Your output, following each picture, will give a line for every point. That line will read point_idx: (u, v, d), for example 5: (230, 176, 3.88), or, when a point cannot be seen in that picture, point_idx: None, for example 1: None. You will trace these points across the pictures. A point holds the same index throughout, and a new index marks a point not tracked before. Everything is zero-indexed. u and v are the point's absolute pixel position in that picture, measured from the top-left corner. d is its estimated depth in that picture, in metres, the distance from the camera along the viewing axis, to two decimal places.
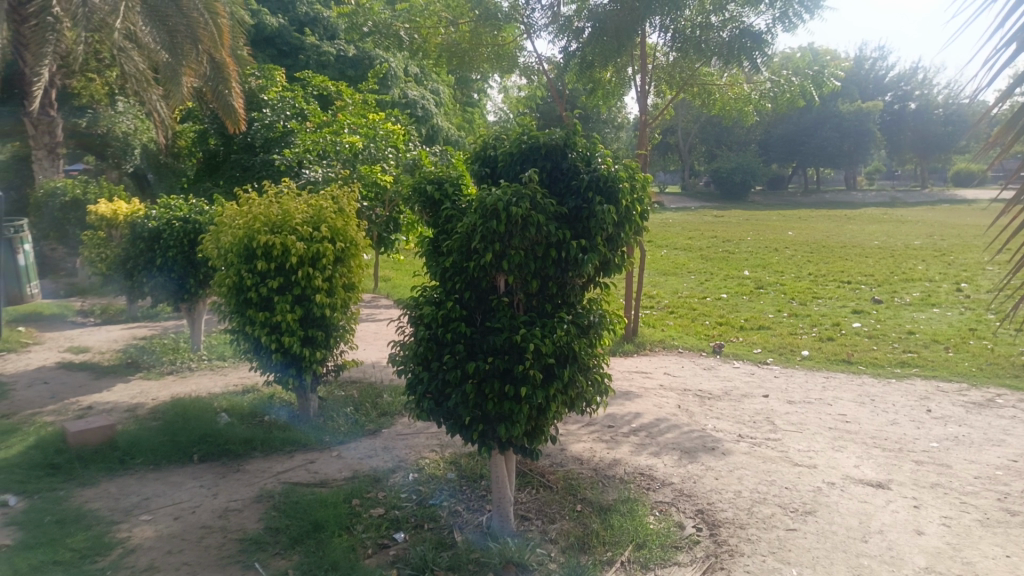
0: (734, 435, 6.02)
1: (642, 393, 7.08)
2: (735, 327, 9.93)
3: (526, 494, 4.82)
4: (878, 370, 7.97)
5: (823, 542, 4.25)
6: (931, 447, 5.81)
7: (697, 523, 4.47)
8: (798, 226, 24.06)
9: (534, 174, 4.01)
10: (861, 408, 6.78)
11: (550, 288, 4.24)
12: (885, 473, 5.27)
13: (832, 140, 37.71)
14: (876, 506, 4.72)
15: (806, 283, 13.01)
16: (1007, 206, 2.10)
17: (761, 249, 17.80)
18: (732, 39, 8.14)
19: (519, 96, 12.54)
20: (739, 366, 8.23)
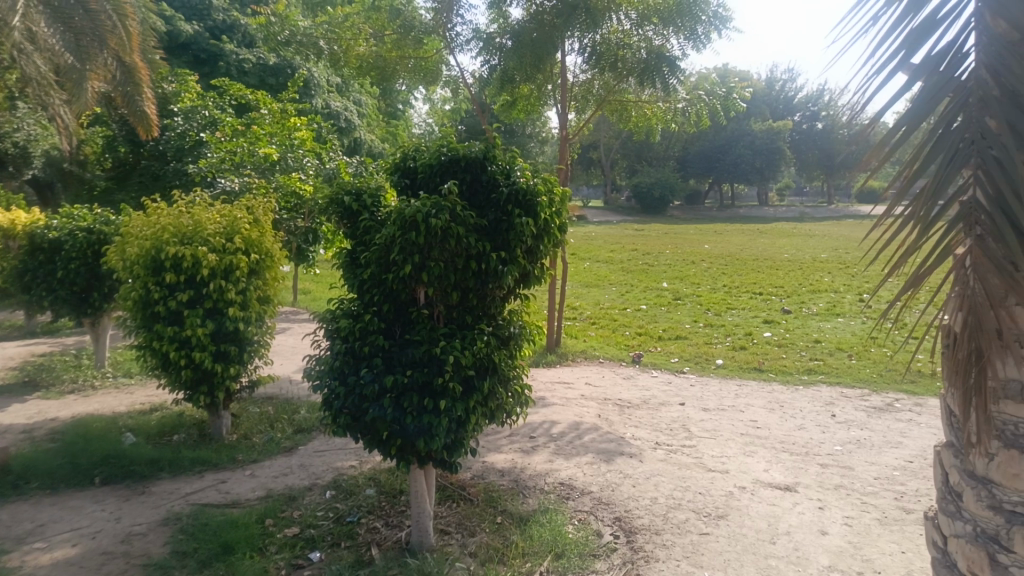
0: (652, 442, 6.15)
1: (563, 403, 7.14)
2: (654, 337, 10.17)
3: (446, 507, 4.78)
4: (787, 378, 8.32)
5: (734, 545, 4.38)
6: (835, 451, 6.08)
7: (614, 531, 4.54)
8: (715, 239, 24.83)
9: (454, 185, 4.00)
10: (771, 414, 7.05)
11: (470, 300, 4.23)
12: (792, 476, 5.49)
13: (745, 157, 39.31)
14: (783, 508, 4.91)
15: (722, 294, 13.47)
16: (878, 219, 2.27)
17: (679, 262, 18.30)
18: (649, 58, 8.36)
19: (445, 108, 12.54)
20: (658, 375, 8.41)
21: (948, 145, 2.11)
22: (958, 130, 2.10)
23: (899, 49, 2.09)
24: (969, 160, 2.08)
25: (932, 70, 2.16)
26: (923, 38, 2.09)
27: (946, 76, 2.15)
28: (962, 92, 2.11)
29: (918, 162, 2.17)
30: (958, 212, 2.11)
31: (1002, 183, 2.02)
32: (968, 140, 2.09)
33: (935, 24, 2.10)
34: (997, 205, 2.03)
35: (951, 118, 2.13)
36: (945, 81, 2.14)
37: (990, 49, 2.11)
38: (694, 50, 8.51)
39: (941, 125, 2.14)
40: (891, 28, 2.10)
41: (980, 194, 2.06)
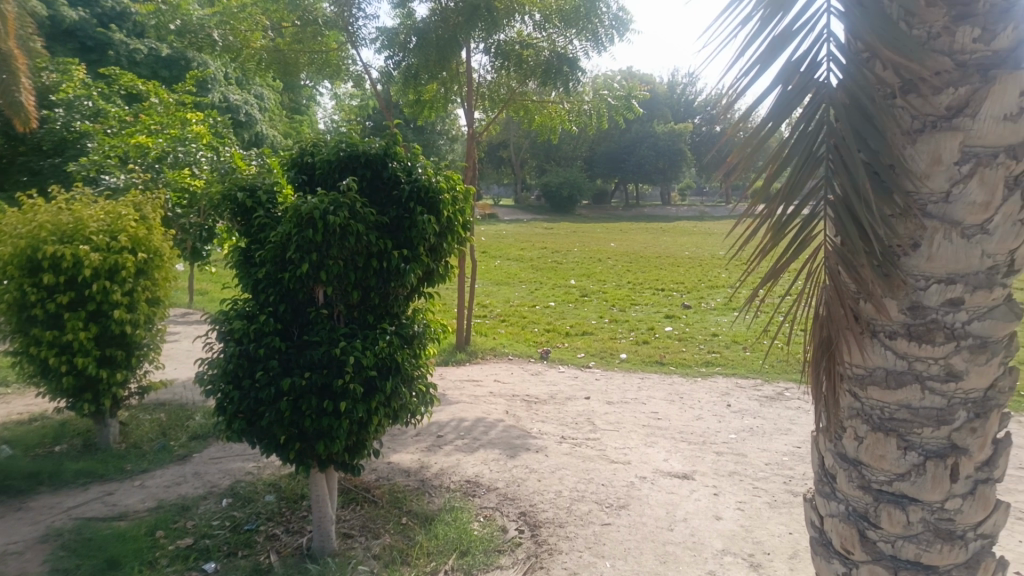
0: (558, 436, 6.24)
1: (471, 401, 7.15)
2: (562, 334, 10.32)
3: (349, 511, 4.70)
4: (686, 370, 8.64)
5: (634, 534, 4.51)
6: (730, 439, 6.36)
7: (519, 526, 4.58)
8: (620, 237, 25.48)
9: (353, 181, 3.93)
10: (671, 406, 7.30)
11: (372, 299, 4.16)
12: (690, 465, 5.70)
13: (649, 158, 40.55)
14: (681, 496, 5.09)
15: (626, 291, 13.83)
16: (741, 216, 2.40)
17: (586, 259, 18.67)
18: (550, 59, 8.50)
19: (350, 103, 12.31)
20: (564, 370, 8.55)
21: (805, 146, 2.28)
22: (814, 131, 2.28)
23: (757, 61, 2.21)
24: (823, 161, 2.27)
25: (793, 74, 2.31)
26: (782, 46, 2.22)
27: (806, 79, 2.30)
28: (818, 96, 2.28)
29: (779, 160, 2.34)
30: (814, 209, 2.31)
31: (853, 183, 2.22)
32: (823, 142, 2.27)
33: (793, 33, 2.22)
34: (844, 204, 2.23)
35: (809, 117, 2.29)
36: (805, 85, 2.30)
37: (845, 58, 2.28)
38: (595, 53, 8.69)
39: (798, 126, 2.31)
40: (754, 35, 2.22)
41: (831, 194, 2.26)
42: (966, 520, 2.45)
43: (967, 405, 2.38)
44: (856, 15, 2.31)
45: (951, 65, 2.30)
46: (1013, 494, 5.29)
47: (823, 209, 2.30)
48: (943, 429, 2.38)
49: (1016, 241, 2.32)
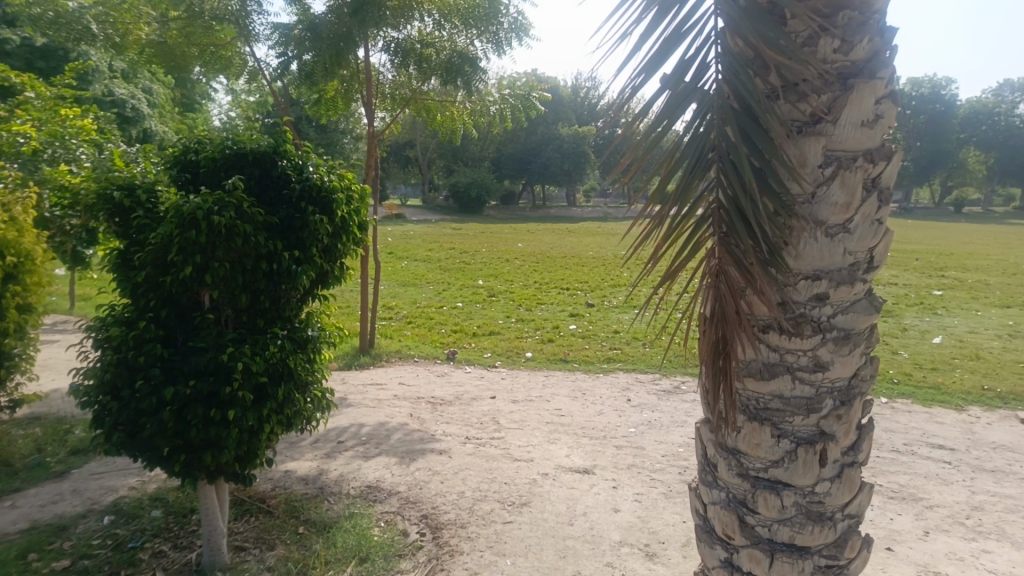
0: (462, 437, 6.24)
1: (374, 404, 7.03)
2: (468, 334, 10.32)
3: (243, 523, 4.53)
4: (589, 367, 8.82)
5: (535, 530, 4.56)
6: (630, 433, 6.54)
7: (421, 529, 4.55)
8: (527, 238, 25.74)
9: (239, 180, 3.78)
10: (574, 402, 7.43)
11: (263, 303, 4.03)
12: (591, 460, 5.82)
13: (554, 159, 41.16)
14: (582, 490, 5.19)
15: (532, 290, 13.99)
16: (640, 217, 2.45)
17: (493, 260, 18.75)
18: (451, 59, 8.49)
19: (247, 100, 11.89)
20: (470, 371, 8.55)
21: (695, 151, 2.36)
22: (705, 135, 2.35)
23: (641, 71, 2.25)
24: (712, 164, 2.35)
25: (679, 79, 2.38)
26: (671, 48, 2.28)
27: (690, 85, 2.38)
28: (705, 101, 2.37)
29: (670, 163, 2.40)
30: (708, 210, 2.40)
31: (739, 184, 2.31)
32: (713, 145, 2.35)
33: (682, 35, 2.28)
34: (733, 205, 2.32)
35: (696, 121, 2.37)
36: (690, 91, 2.37)
37: (729, 62, 2.37)
38: (495, 54, 8.76)
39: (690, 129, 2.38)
40: (644, 40, 2.25)
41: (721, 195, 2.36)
42: (834, 502, 2.58)
43: (833, 394, 2.54)
44: (741, 17, 2.37)
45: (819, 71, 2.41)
46: (886, 474, 5.68)
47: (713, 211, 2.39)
48: (813, 416, 2.53)
49: (874, 240, 2.48)
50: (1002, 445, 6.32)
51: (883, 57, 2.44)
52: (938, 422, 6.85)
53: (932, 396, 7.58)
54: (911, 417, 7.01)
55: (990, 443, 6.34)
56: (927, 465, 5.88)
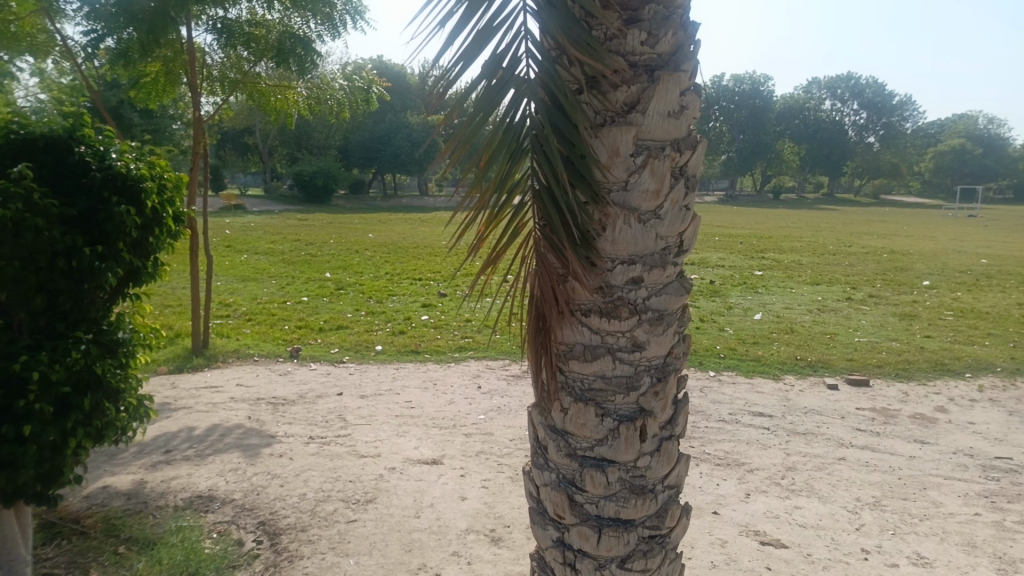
0: (305, 436, 6.01)
1: (209, 408, 6.61)
2: (315, 329, 9.97)
3: (52, 547, 4.10)
4: (440, 357, 8.79)
5: (380, 526, 4.48)
6: (479, 420, 6.58)
7: (258, 536, 4.33)
8: (379, 228, 25.28)
9: (26, 167, 3.37)
10: (424, 393, 7.38)
11: (62, 304, 3.63)
12: (439, 450, 5.80)
13: (405, 149, 40.65)
14: (429, 481, 5.16)
15: (383, 282, 13.75)
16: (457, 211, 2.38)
17: (342, 251, 18.24)
18: (283, 41, 8.12)
19: (54, 79, 10.73)
20: (316, 367, 8.26)
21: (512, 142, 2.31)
22: (520, 125, 2.32)
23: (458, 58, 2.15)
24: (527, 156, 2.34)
25: (496, 69, 2.31)
26: (486, 40, 2.19)
27: (508, 73, 2.31)
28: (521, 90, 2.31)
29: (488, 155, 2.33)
30: (525, 200, 2.39)
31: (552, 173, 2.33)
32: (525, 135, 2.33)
33: (496, 27, 2.21)
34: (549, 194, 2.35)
35: (511, 110, 2.31)
36: (507, 79, 2.30)
37: (540, 51, 2.32)
38: (331, 36, 8.46)
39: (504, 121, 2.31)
40: (459, 29, 2.15)
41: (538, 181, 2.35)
42: (654, 475, 2.70)
43: (650, 371, 2.65)
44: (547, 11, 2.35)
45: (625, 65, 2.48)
46: (714, 442, 6.11)
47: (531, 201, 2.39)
48: (632, 395, 2.62)
49: (682, 225, 2.62)
50: (812, 409, 6.98)
51: (685, 51, 2.55)
52: (759, 392, 7.45)
53: (754, 368, 8.24)
54: (736, 388, 7.59)
55: (802, 408, 6.99)
56: (750, 431, 6.39)
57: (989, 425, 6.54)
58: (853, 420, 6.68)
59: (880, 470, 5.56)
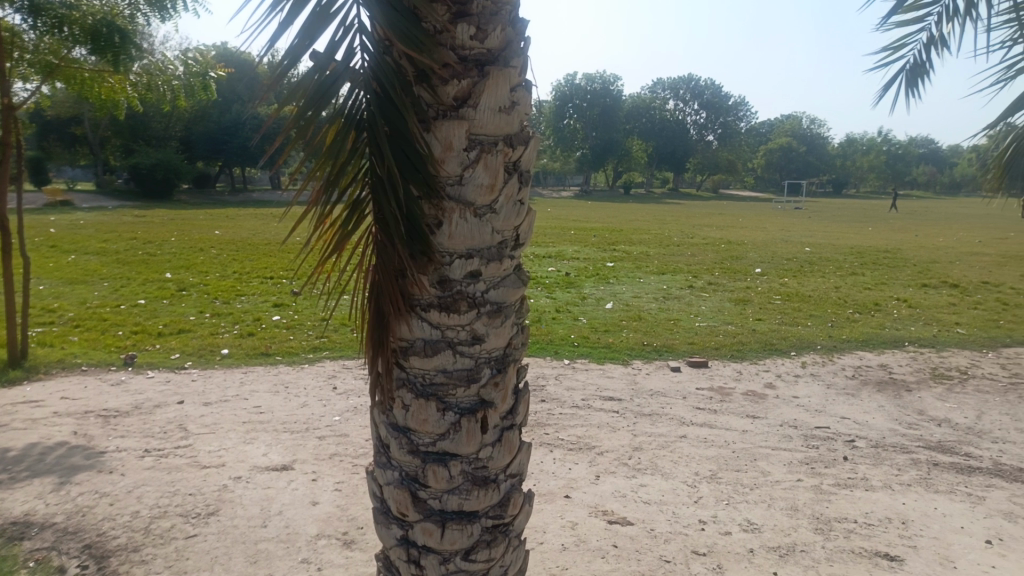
0: (140, 450, 5.59)
1: (27, 426, 5.99)
2: (153, 334, 9.29)
3: None
4: (292, 358, 8.47)
5: (223, 540, 4.25)
6: (333, 421, 6.40)
7: (83, 561, 3.99)
8: (228, 224, 23.95)
9: None
10: (274, 397, 7.07)
11: None
12: (289, 455, 5.59)
13: (255, 141, 38.77)
14: (277, 489, 4.96)
15: (230, 281, 13.04)
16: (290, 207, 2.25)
17: (186, 249, 17.12)
18: (101, 24, 7.42)
19: None
20: (154, 375, 7.69)
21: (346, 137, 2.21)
22: (355, 117, 2.22)
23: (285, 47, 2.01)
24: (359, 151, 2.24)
25: (329, 60, 2.18)
26: (318, 32, 2.10)
27: (341, 66, 2.19)
28: (353, 83, 2.20)
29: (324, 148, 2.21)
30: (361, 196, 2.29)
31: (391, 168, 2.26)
32: (360, 127, 2.23)
33: (327, 18, 2.12)
34: (383, 187, 2.25)
35: (344, 102, 2.21)
36: (341, 73, 2.18)
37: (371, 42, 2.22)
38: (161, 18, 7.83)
39: (337, 113, 2.21)
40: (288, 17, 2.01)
41: (371, 176, 2.25)
42: (496, 465, 2.71)
43: (490, 363, 2.64)
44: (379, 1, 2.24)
45: (455, 59, 2.46)
46: (567, 428, 6.30)
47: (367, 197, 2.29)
48: (473, 387, 2.60)
49: (517, 219, 2.63)
50: (657, 391, 7.37)
51: (515, 47, 2.57)
52: (609, 377, 7.77)
53: (605, 355, 8.58)
54: (588, 374, 7.87)
55: (648, 391, 7.36)
56: (601, 416, 6.64)
57: (809, 398, 7.20)
58: (694, 400, 7.12)
59: (717, 445, 5.96)
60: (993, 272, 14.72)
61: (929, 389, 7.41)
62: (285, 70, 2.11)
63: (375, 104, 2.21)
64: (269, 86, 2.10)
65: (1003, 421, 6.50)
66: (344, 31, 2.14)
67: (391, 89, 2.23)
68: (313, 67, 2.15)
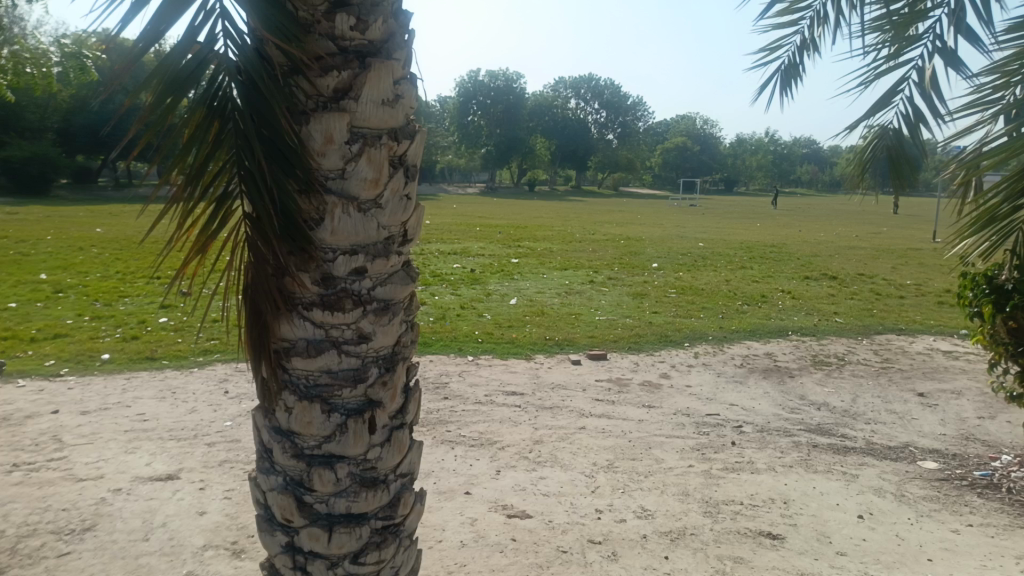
0: (7, 465, 5.17)
1: None
2: (24, 339, 8.63)
3: None
4: (181, 362, 8.06)
5: (99, 556, 4.00)
6: (224, 427, 6.14)
7: None
8: (111, 221, 22.56)
9: None
10: (160, 404, 6.71)
11: None
12: (176, 463, 5.32)
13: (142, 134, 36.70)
14: (162, 499, 4.71)
15: (113, 282, 12.28)
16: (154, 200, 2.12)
17: (63, 248, 15.99)
18: None
19: None
20: (24, 384, 7.14)
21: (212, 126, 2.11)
22: (221, 105, 2.11)
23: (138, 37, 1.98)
24: (225, 141, 2.13)
25: (191, 43, 2.09)
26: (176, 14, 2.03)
27: (205, 50, 2.11)
28: (217, 70, 2.11)
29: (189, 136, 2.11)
30: (231, 188, 2.16)
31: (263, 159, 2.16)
32: (226, 117, 2.12)
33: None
34: (253, 179, 2.13)
35: (209, 88, 2.11)
36: (205, 57, 2.10)
37: (237, 29, 2.13)
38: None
39: (202, 100, 2.11)
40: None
41: (241, 166, 2.13)
42: (385, 466, 2.64)
43: (378, 362, 2.56)
44: None
45: (333, 50, 2.39)
46: (468, 424, 6.29)
47: (238, 190, 2.16)
48: (359, 387, 2.52)
49: (405, 215, 2.55)
50: (558, 384, 7.47)
51: (397, 40, 2.51)
52: (512, 372, 7.82)
53: (508, 350, 8.63)
54: (491, 370, 7.90)
55: (550, 385, 7.46)
56: (502, 411, 6.67)
57: (701, 386, 7.50)
58: (593, 391, 7.27)
59: (614, 434, 6.11)
60: (867, 264, 15.79)
61: (810, 375, 7.87)
62: (141, 53, 2.00)
63: (242, 92, 2.12)
64: (125, 68, 1.99)
65: (874, 403, 6.98)
66: (206, 15, 2.04)
67: (259, 79, 2.13)
68: (175, 49, 2.07)
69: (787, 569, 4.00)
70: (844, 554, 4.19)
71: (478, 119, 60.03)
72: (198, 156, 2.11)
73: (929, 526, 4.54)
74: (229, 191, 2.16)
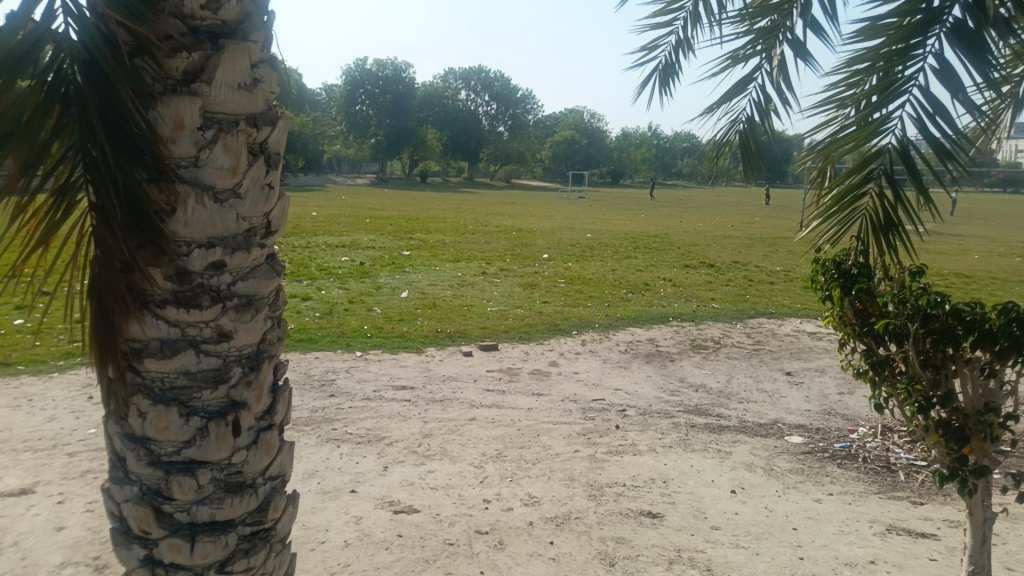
0: None
1: None
2: None
3: None
4: (40, 367, 7.44)
5: None
6: (89, 435, 5.71)
7: None
8: None
9: None
10: (15, 413, 6.17)
11: None
12: (31, 477, 4.90)
13: None
14: (14, 516, 4.33)
15: None
16: None
17: None
18: None
19: None
20: None
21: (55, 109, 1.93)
22: (62, 87, 1.94)
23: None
24: (68, 126, 1.95)
25: (25, 20, 1.91)
26: None
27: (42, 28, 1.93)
28: (56, 51, 1.93)
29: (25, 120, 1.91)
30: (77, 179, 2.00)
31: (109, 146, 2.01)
32: (66, 100, 1.95)
33: None
34: (98, 168, 1.98)
35: (47, 68, 1.93)
36: (42, 36, 1.92)
37: (75, 4, 1.96)
38: None
39: (40, 81, 1.92)
40: None
41: (85, 155, 1.97)
42: (253, 468, 2.52)
43: (241, 361, 2.44)
44: None
45: (183, 30, 2.27)
46: (356, 421, 6.15)
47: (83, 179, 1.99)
48: (221, 388, 2.39)
49: (267, 205, 2.43)
50: (449, 377, 7.44)
51: (254, 20, 2.40)
52: (402, 366, 7.71)
53: (398, 344, 8.50)
54: (380, 365, 7.76)
55: (440, 377, 7.41)
56: (391, 406, 6.57)
57: (589, 373, 7.67)
58: (484, 382, 7.29)
59: (503, 424, 6.15)
60: (742, 252, 16.69)
61: (689, 358, 8.22)
62: None
63: (85, 73, 1.95)
64: None
65: (747, 383, 7.38)
66: None
67: (102, 60, 1.97)
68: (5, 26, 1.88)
69: (666, 546, 4.15)
70: (718, 528, 4.40)
71: (367, 108, 58.76)
72: (33, 143, 1.91)
73: (794, 497, 4.84)
74: (74, 180, 2.00)
